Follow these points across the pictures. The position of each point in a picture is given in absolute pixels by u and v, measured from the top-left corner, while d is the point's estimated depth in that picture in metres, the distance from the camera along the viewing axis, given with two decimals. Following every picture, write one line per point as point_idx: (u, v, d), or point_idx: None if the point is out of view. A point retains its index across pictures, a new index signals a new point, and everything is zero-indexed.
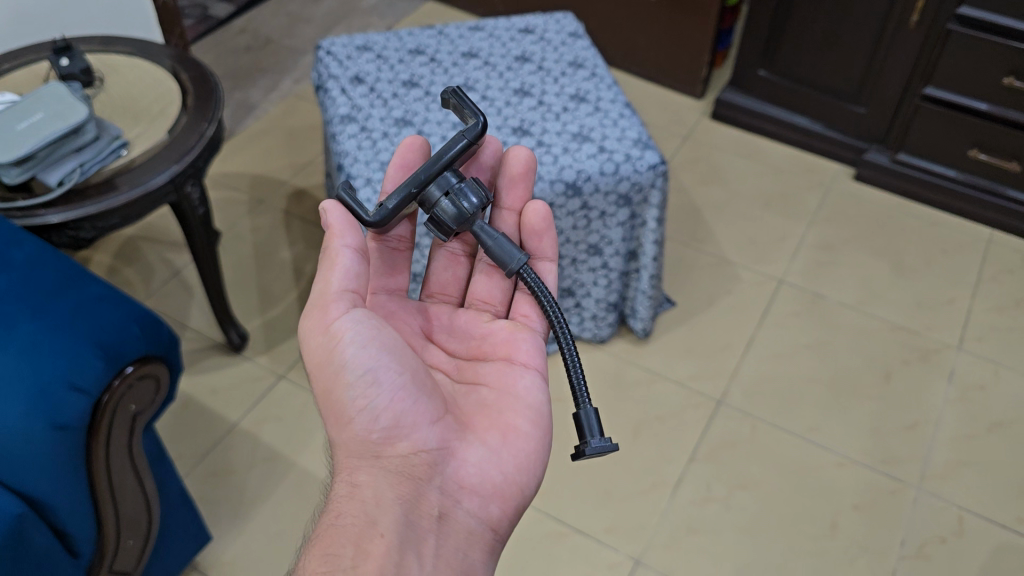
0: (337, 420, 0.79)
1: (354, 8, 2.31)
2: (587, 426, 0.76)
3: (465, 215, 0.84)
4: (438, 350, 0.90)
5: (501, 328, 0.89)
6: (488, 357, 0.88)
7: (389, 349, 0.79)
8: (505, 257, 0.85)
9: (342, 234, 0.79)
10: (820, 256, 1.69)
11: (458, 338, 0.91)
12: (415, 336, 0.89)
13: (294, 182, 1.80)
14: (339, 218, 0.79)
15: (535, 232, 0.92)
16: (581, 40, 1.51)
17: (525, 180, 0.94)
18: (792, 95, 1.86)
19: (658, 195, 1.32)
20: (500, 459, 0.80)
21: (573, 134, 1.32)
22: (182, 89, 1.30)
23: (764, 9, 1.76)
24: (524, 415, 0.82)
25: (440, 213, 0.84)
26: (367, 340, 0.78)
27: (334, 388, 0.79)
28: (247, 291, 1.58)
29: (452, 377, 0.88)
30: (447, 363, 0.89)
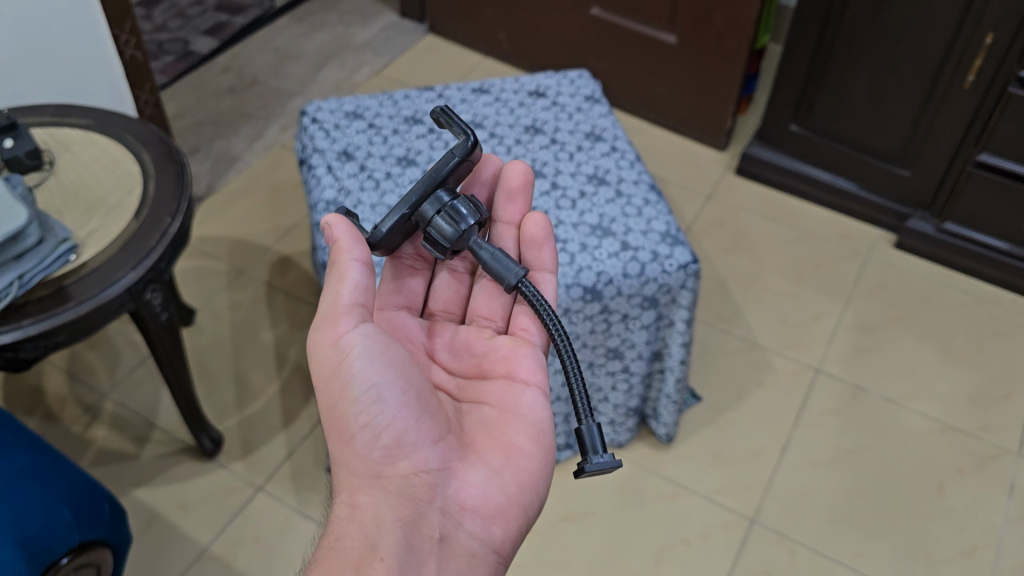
0: (341, 436, 0.75)
1: (348, 43, 2.14)
2: (589, 442, 0.69)
3: (461, 233, 0.77)
4: (439, 368, 0.86)
5: (501, 344, 0.84)
6: (490, 375, 0.83)
7: (395, 366, 0.75)
8: (500, 274, 0.78)
9: (348, 246, 0.73)
10: (856, 338, 1.53)
11: (459, 355, 0.86)
12: (415, 351, 0.86)
13: (278, 248, 1.63)
14: (343, 231, 0.73)
15: (533, 243, 0.85)
16: (598, 104, 1.34)
17: (522, 193, 0.88)
18: (827, 153, 1.69)
19: (689, 295, 1.15)
20: (505, 479, 0.76)
21: (591, 226, 1.15)
22: (144, 172, 1.13)
23: (800, 58, 1.60)
24: (527, 433, 0.78)
25: (433, 232, 0.77)
26: (375, 355, 0.74)
27: (339, 404, 0.74)
28: (224, 382, 1.42)
29: (454, 397, 0.84)
30: (447, 382, 0.85)
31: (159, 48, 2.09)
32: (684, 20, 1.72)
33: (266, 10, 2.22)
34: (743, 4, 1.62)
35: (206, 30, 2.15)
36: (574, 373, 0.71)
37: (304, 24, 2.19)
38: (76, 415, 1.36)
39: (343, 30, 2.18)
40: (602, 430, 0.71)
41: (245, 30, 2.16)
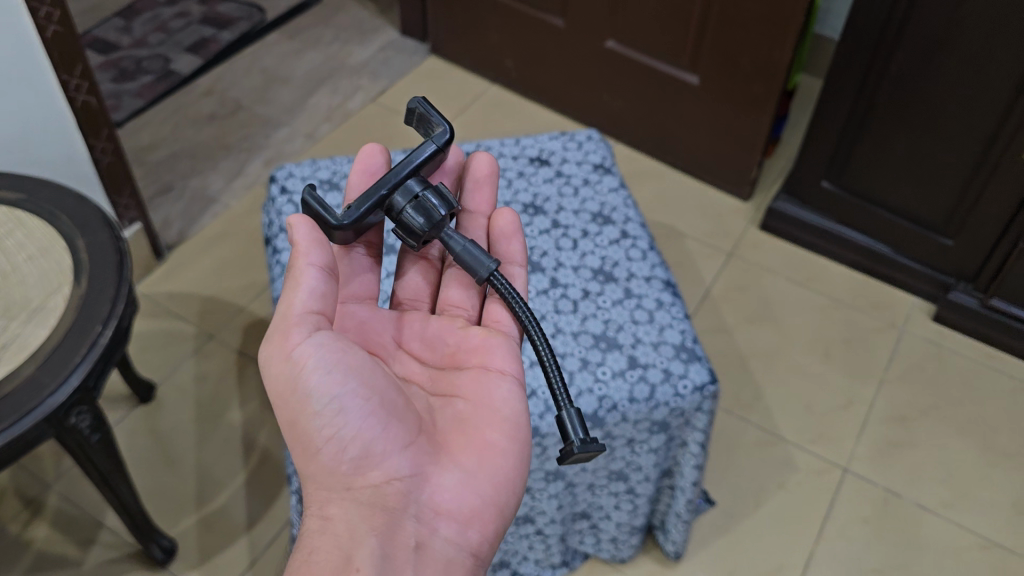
0: (308, 449, 0.74)
1: (342, 64, 1.98)
2: (570, 427, 0.70)
3: (435, 222, 0.76)
4: (409, 359, 0.83)
5: (474, 335, 0.81)
6: (464, 366, 0.82)
7: (358, 376, 0.73)
8: (473, 266, 0.78)
9: (306, 251, 0.72)
10: (889, 432, 1.37)
11: (430, 347, 0.83)
12: (383, 346, 0.82)
13: (253, 309, 1.49)
14: (304, 234, 0.72)
15: (502, 238, 0.87)
16: (609, 175, 1.18)
17: (488, 185, 0.90)
18: (862, 215, 1.53)
19: (705, 418, 1.00)
20: (479, 480, 0.76)
21: (594, 335, 0.99)
22: (76, 265, 0.97)
23: (836, 112, 1.43)
24: (500, 430, 0.77)
25: (407, 220, 0.76)
26: (333, 369, 0.72)
27: (300, 421, 0.73)
28: (184, 473, 1.29)
29: (427, 390, 0.82)
30: (420, 375, 0.83)
31: (136, 66, 1.93)
32: (709, 59, 1.55)
33: (255, 23, 2.06)
34: (773, 47, 1.45)
35: (189, 46, 1.99)
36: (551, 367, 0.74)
37: (296, 41, 2.03)
38: (16, 510, 1.23)
39: (337, 48, 2.02)
40: (581, 417, 0.72)
41: (232, 46, 2.00)
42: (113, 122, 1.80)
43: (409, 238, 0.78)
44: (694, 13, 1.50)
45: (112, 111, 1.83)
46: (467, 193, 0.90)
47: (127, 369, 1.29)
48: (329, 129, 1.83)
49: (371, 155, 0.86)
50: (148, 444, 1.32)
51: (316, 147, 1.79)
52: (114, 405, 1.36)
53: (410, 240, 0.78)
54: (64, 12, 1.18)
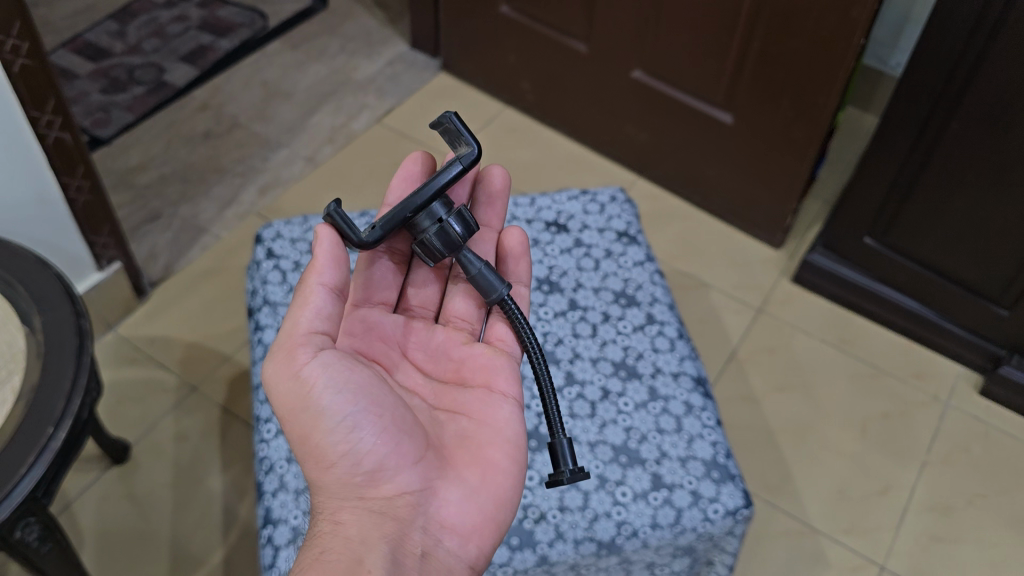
0: (317, 463, 0.68)
1: (348, 78, 1.85)
2: (562, 455, 0.69)
3: (456, 248, 0.73)
4: (411, 370, 0.79)
5: (480, 351, 0.78)
6: (468, 383, 0.78)
7: (367, 391, 0.68)
8: (487, 286, 0.75)
9: (320, 269, 0.68)
10: (930, 524, 1.25)
11: (434, 358, 0.80)
12: (388, 352, 0.78)
13: (239, 358, 1.38)
14: (328, 249, 0.68)
15: (511, 255, 0.82)
16: (634, 246, 1.06)
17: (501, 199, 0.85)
18: (907, 276, 1.40)
19: (736, 541, 0.88)
20: (485, 498, 0.70)
21: (614, 447, 0.88)
22: (31, 348, 0.85)
23: (886, 167, 1.30)
24: (504, 450, 0.72)
25: (427, 242, 0.72)
26: (342, 384, 0.67)
27: (309, 434, 0.68)
28: (158, 548, 1.18)
29: (430, 403, 0.77)
30: (423, 387, 0.78)
31: (128, 76, 1.81)
32: (746, 97, 1.40)
33: (256, 32, 1.94)
34: (817, 92, 1.31)
35: (184, 54, 1.86)
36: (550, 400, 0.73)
37: (299, 51, 1.90)
38: None
39: (343, 61, 1.89)
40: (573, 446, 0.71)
41: (230, 56, 1.87)
42: (100, 139, 1.68)
43: (425, 255, 0.74)
44: (731, 48, 1.36)
45: (100, 126, 1.71)
46: (482, 202, 0.84)
47: (100, 434, 1.18)
48: (330, 152, 1.70)
49: (410, 163, 0.80)
50: (122, 512, 1.21)
51: (316, 172, 1.66)
52: (85, 463, 1.25)
53: (425, 256, 0.74)
54: (33, 42, 1.05)
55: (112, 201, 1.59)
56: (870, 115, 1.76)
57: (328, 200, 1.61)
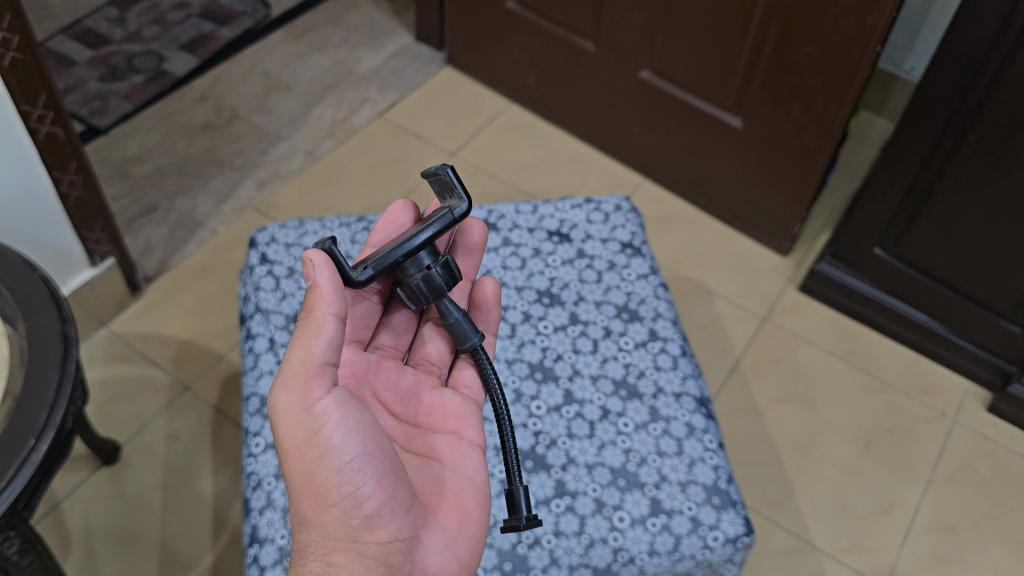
0: (312, 500, 0.66)
1: (350, 71, 1.81)
2: (520, 501, 0.69)
3: (440, 295, 0.73)
4: (382, 411, 0.77)
5: (450, 398, 0.78)
6: (436, 429, 0.77)
7: (374, 434, 0.66)
8: (462, 336, 0.75)
9: (330, 299, 0.65)
10: (934, 544, 1.23)
11: (402, 399, 0.78)
12: (359, 391, 0.76)
13: (233, 358, 1.36)
14: (328, 277, 0.66)
15: (485, 305, 0.81)
16: (638, 258, 1.03)
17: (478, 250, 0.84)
18: (916, 288, 1.37)
19: (736, 568, 0.86)
20: (460, 548, 0.70)
21: (612, 470, 0.86)
22: (14, 356, 0.83)
23: (898, 178, 1.27)
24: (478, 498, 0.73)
25: (412, 288, 0.72)
26: (352, 425, 0.65)
27: (313, 470, 0.65)
28: (146, 553, 1.16)
29: (401, 447, 0.75)
30: (392, 428, 0.76)
31: (127, 64, 1.78)
32: (756, 102, 1.37)
33: (258, 21, 1.90)
34: (830, 99, 1.27)
35: (185, 43, 1.83)
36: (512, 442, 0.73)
37: (302, 42, 1.86)
38: None
39: (346, 52, 1.85)
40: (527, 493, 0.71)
41: (231, 46, 1.84)
42: (98, 129, 1.65)
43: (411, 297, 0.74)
44: (742, 52, 1.32)
45: (97, 115, 1.68)
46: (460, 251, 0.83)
47: (90, 435, 1.15)
48: (331, 146, 1.67)
49: (398, 209, 0.80)
50: (110, 514, 1.19)
51: (315, 166, 1.63)
52: (74, 462, 1.22)
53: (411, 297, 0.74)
54: (24, 35, 1.02)
55: (108, 193, 1.56)
56: (881, 119, 1.72)
57: (327, 196, 1.58)
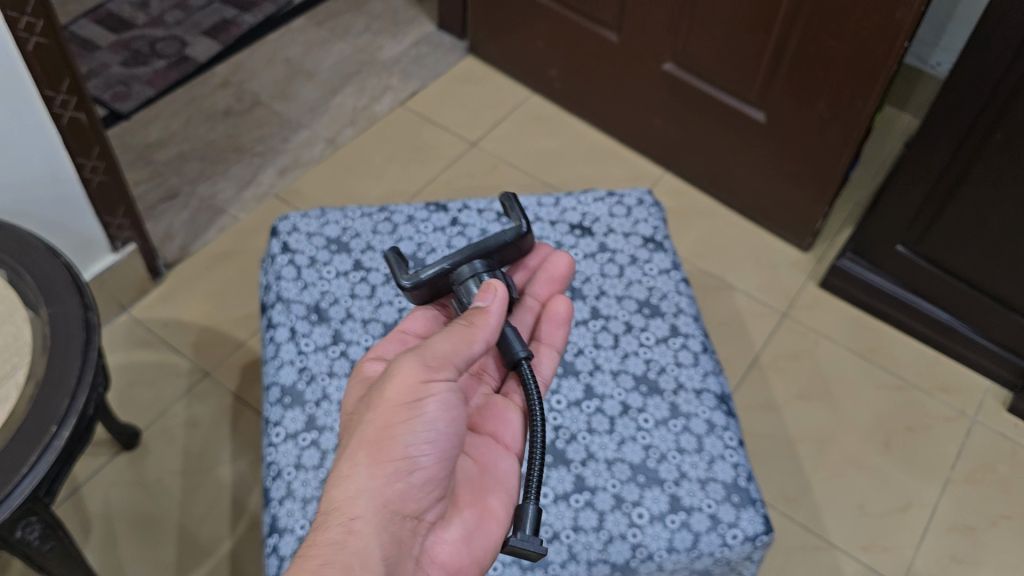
0: (371, 455, 0.65)
1: (372, 58, 1.81)
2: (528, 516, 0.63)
3: None
4: None
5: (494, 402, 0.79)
6: (474, 430, 0.77)
7: (458, 421, 0.68)
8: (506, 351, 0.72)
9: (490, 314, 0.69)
10: (952, 544, 1.22)
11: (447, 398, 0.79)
12: None
13: (252, 345, 1.36)
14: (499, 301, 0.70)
15: (554, 319, 0.84)
16: (661, 253, 1.02)
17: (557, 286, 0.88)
18: (939, 286, 1.36)
19: (754, 566, 0.86)
20: (477, 548, 0.69)
21: (632, 466, 0.86)
22: (37, 341, 0.83)
23: (922, 175, 1.25)
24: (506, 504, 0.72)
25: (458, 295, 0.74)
26: (449, 403, 0.66)
27: (391, 425, 0.65)
28: (166, 537, 1.17)
29: None
30: None
31: (150, 49, 1.78)
32: (780, 96, 1.35)
33: (280, 7, 1.90)
34: (856, 95, 1.26)
35: (207, 29, 1.83)
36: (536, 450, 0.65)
37: (324, 29, 1.86)
38: None
39: (368, 40, 1.85)
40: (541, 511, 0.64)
41: (253, 32, 1.84)
42: (120, 114, 1.66)
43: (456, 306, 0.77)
44: (767, 45, 1.31)
45: (120, 100, 1.68)
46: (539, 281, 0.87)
47: (110, 420, 1.16)
48: (352, 135, 1.67)
49: None
50: (130, 498, 1.20)
51: (336, 155, 1.63)
52: (95, 446, 1.23)
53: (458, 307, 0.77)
54: (49, 21, 1.02)
55: (130, 178, 1.57)
56: (906, 114, 1.70)
57: (348, 185, 1.58)
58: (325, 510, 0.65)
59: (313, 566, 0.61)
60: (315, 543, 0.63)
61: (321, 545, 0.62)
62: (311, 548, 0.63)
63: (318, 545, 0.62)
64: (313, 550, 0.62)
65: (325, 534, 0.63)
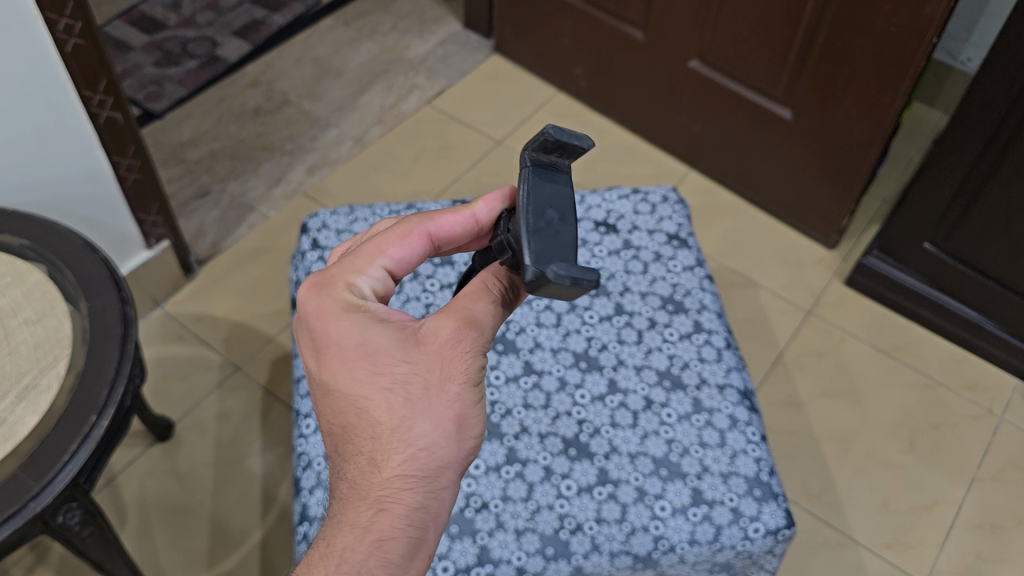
0: (455, 427, 0.63)
1: (399, 58, 1.83)
2: None
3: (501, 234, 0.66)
4: None
5: None
6: None
7: None
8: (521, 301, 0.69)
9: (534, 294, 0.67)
10: (977, 542, 1.22)
11: None
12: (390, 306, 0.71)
13: (282, 339, 1.39)
14: None
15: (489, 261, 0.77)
16: (685, 250, 1.03)
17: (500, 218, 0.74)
18: (965, 284, 1.36)
19: (775, 560, 0.87)
20: None
21: (654, 459, 0.87)
22: (76, 334, 0.86)
23: (949, 172, 1.25)
24: None
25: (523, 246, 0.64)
26: None
27: (471, 402, 0.64)
28: (199, 527, 1.19)
29: None
30: None
31: (182, 49, 1.81)
32: (806, 93, 1.36)
33: (309, 7, 1.93)
34: (883, 91, 1.26)
35: (238, 29, 1.87)
36: None
37: (352, 28, 1.89)
38: (20, 554, 1.15)
39: (395, 39, 1.87)
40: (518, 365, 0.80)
41: (283, 32, 1.87)
42: (153, 114, 1.69)
43: (533, 266, 0.55)
44: (793, 42, 1.31)
45: (153, 100, 1.72)
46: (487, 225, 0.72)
47: (145, 411, 1.19)
48: (379, 133, 1.69)
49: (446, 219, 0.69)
50: (163, 488, 1.23)
51: (364, 153, 1.66)
52: (130, 437, 1.27)
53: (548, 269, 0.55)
54: (86, 22, 1.05)
55: (164, 176, 1.60)
56: (935, 111, 1.70)
57: (375, 182, 1.60)
58: (400, 469, 0.61)
59: (400, 527, 0.60)
60: (396, 504, 0.61)
61: (406, 509, 0.61)
62: (391, 508, 0.61)
63: (402, 507, 0.61)
64: (399, 513, 0.61)
65: (407, 499, 0.61)
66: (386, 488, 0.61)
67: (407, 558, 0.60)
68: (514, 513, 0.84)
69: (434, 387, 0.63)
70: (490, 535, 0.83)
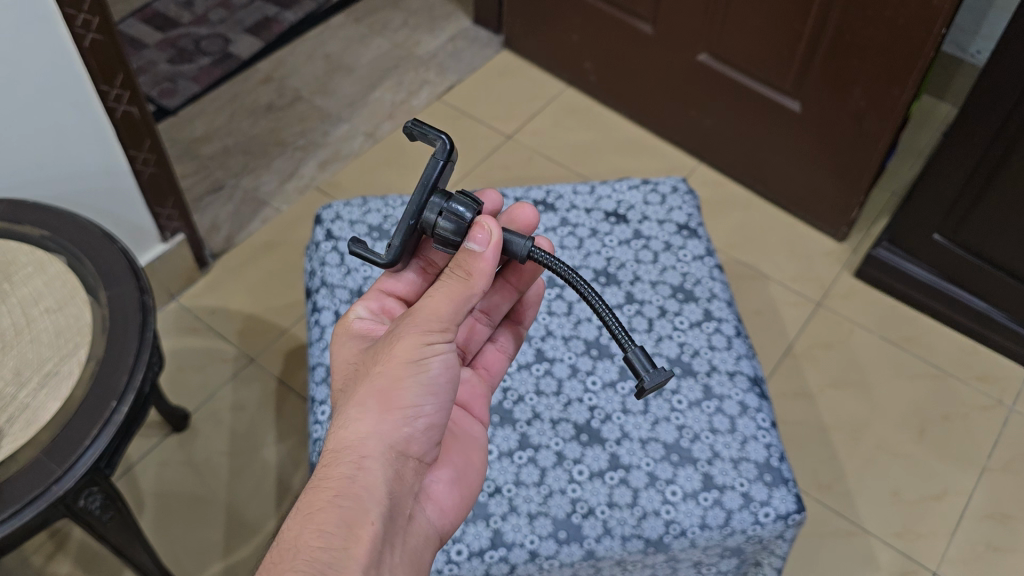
0: (379, 402, 0.64)
1: (410, 54, 1.85)
2: (637, 363, 0.65)
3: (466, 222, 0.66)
4: None
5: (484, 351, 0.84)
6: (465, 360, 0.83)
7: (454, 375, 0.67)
8: (508, 241, 0.67)
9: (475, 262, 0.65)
10: (987, 532, 1.23)
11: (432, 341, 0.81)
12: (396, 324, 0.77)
13: (295, 332, 1.40)
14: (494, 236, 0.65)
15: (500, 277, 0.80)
16: (695, 239, 1.04)
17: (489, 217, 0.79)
18: (974, 275, 1.36)
19: (786, 544, 0.88)
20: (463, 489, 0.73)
21: (665, 445, 0.88)
22: (96, 322, 0.87)
23: (959, 164, 1.25)
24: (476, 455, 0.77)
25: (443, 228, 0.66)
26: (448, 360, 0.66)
27: (398, 377, 0.64)
28: (214, 516, 1.21)
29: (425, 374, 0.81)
30: None
31: (195, 47, 1.83)
32: (816, 87, 1.36)
33: (320, 5, 1.94)
34: (892, 83, 1.26)
35: (250, 27, 1.88)
36: (599, 303, 0.66)
37: (363, 25, 1.90)
38: (40, 541, 1.17)
39: (406, 35, 1.89)
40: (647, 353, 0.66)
41: (294, 29, 1.88)
42: (167, 110, 1.71)
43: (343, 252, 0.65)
44: (802, 35, 1.31)
45: (167, 96, 1.74)
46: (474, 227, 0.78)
47: (161, 401, 1.21)
48: (390, 128, 1.70)
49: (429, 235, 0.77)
50: (180, 477, 1.24)
51: (375, 148, 1.67)
52: (147, 427, 1.28)
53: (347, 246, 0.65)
54: (105, 19, 1.06)
55: (178, 171, 1.62)
56: (944, 104, 1.70)
57: (387, 177, 1.62)
58: (330, 447, 0.64)
59: (326, 498, 0.61)
60: (322, 477, 0.62)
61: (330, 481, 0.62)
62: (319, 482, 0.62)
63: (329, 479, 0.62)
64: (324, 484, 0.62)
65: (332, 471, 0.62)
66: (319, 467, 0.63)
67: (331, 525, 0.59)
68: (527, 497, 0.85)
69: (366, 372, 0.66)
70: (504, 519, 0.84)
